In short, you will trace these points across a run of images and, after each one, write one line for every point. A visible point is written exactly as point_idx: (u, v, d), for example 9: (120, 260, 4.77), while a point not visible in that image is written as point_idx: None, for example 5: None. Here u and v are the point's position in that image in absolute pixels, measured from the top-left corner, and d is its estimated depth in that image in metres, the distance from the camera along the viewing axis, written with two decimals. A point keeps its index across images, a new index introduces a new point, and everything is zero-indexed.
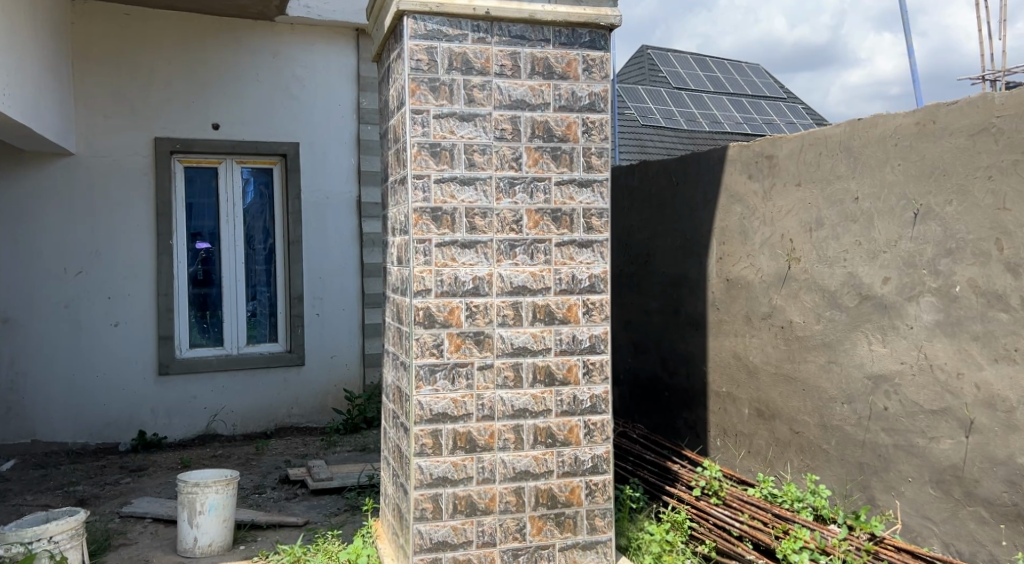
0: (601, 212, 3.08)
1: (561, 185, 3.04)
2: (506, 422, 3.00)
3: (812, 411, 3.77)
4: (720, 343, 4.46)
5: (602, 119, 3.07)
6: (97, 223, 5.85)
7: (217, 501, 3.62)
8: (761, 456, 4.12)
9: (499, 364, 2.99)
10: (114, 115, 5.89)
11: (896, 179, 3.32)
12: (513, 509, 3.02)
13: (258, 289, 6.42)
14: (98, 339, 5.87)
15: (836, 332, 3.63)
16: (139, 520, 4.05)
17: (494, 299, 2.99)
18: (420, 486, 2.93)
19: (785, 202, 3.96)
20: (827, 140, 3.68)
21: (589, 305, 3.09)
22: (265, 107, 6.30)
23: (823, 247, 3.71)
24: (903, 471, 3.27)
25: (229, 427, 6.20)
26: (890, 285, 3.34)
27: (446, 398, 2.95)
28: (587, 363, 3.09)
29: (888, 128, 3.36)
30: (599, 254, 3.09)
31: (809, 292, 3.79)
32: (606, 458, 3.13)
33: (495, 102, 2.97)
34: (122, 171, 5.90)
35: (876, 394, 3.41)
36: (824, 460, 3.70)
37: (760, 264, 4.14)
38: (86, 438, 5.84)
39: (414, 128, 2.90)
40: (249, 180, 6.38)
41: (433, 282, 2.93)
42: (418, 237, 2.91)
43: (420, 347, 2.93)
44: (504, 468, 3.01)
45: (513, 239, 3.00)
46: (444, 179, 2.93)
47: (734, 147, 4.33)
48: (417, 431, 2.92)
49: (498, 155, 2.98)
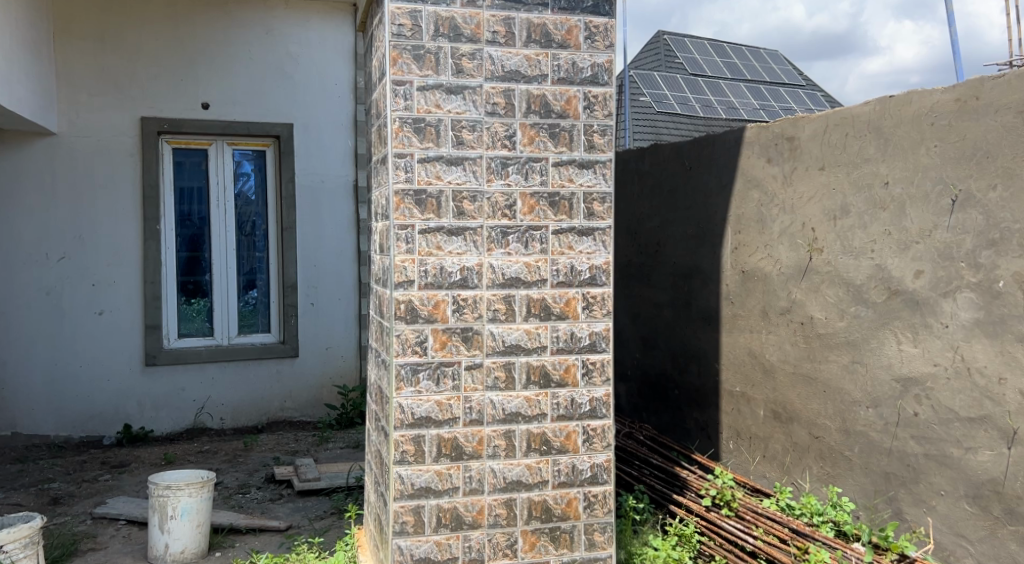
0: (603, 197, 2.78)
1: (560, 166, 2.74)
2: (496, 427, 2.73)
3: (834, 414, 3.47)
4: (735, 340, 4.16)
5: (606, 94, 2.78)
6: (81, 208, 5.61)
7: (190, 504, 3.38)
8: (777, 461, 3.83)
9: (489, 363, 2.71)
10: (98, 93, 5.64)
11: (932, 163, 3.00)
12: (503, 523, 2.75)
13: (251, 277, 6.16)
14: (82, 328, 5.65)
15: (861, 330, 3.33)
16: (111, 523, 3.81)
17: (484, 292, 2.70)
18: (401, 497, 2.66)
19: (807, 187, 3.65)
20: (855, 120, 3.37)
21: (589, 299, 2.79)
22: (258, 86, 6.03)
23: (848, 237, 3.40)
24: (935, 483, 2.98)
25: (219, 421, 5.97)
26: (923, 279, 3.03)
27: (430, 401, 2.68)
28: (587, 363, 2.80)
29: (924, 105, 3.03)
30: (602, 244, 2.79)
31: (832, 286, 3.48)
32: (607, 468, 2.84)
33: (486, 73, 2.68)
34: (106, 152, 5.65)
35: (905, 398, 3.11)
36: (846, 467, 3.40)
37: (780, 256, 3.83)
38: (69, 430, 5.64)
39: (396, 101, 2.61)
40: (241, 163, 6.12)
41: (417, 273, 2.65)
42: (400, 222, 2.62)
43: (402, 343, 2.65)
44: (495, 477, 2.74)
45: (505, 226, 2.71)
46: (429, 158, 2.64)
47: (753, 128, 4.01)
48: (398, 437, 2.65)
49: (489, 132, 2.68)
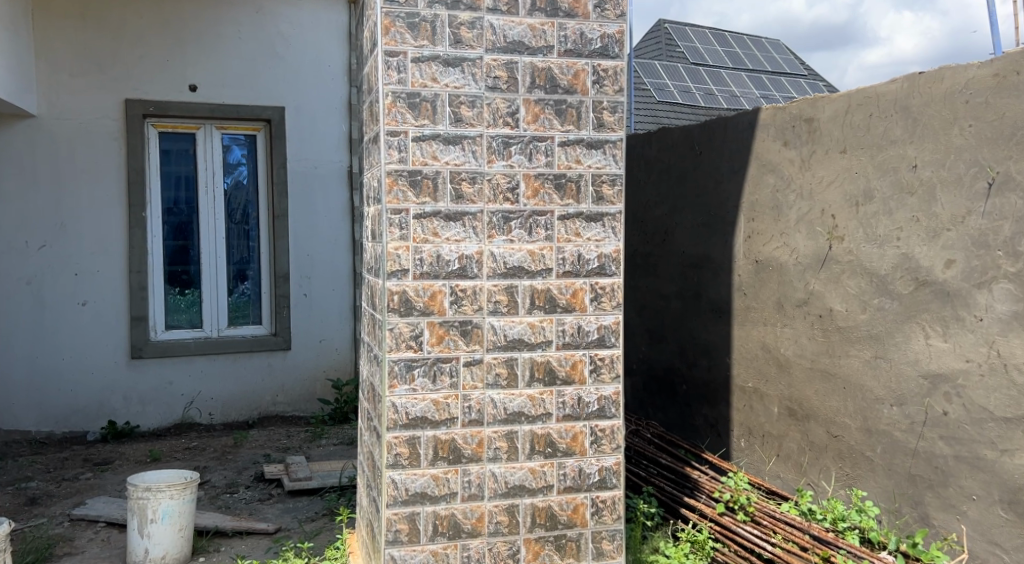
0: (613, 179, 2.57)
1: (566, 146, 2.53)
2: (497, 428, 2.53)
3: (854, 413, 3.27)
4: (747, 333, 3.96)
5: (617, 68, 2.56)
6: (62, 194, 5.39)
7: (172, 507, 3.18)
8: (793, 461, 3.64)
9: (490, 359, 2.51)
10: (81, 74, 5.42)
11: (966, 144, 2.79)
12: (505, 531, 2.55)
13: (242, 267, 5.95)
14: (65, 319, 5.44)
15: (885, 323, 3.13)
16: (91, 525, 3.62)
17: (484, 282, 2.50)
18: (394, 503, 2.46)
19: (827, 171, 3.44)
20: (879, 99, 3.16)
21: (598, 290, 2.59)
22: (248, 68, 5.80)
23: (871, 225, 3.19)
24: (966, 487, 2.78)
25: (208, 416, 5.77)
26: (955, 269, 2.83)
27: (426, 400, 2.48)
28: (595, 360, 2.60)
29: (958, 81, 2.82)
30: (611, 230, 2.58)
31: (853, 276, 3.28)
32: (616, 471, 2.64)
33: (487, 44, 2.46)
34: (88, 135, 5.44)
35: (934, 396, 2.91)
36: (867, 469, 3.21)
37: (796, 245, 3.62)
38: (52, 425, 5.44)
39: (388, 73, 2.39)
40: (231, 148, 5.89)
41: (412, 261, 2.44)
42: (393, 205, 2.41)
43: (396, 338, 2.44)
44: (495, 482, 2.53)
45: (508, 210, 2.50)
46: (424, 137, 2.43)
47: (768, 109, 3.80)
48: (391, 439, 2.45)
49: (490, 109, 2.47)
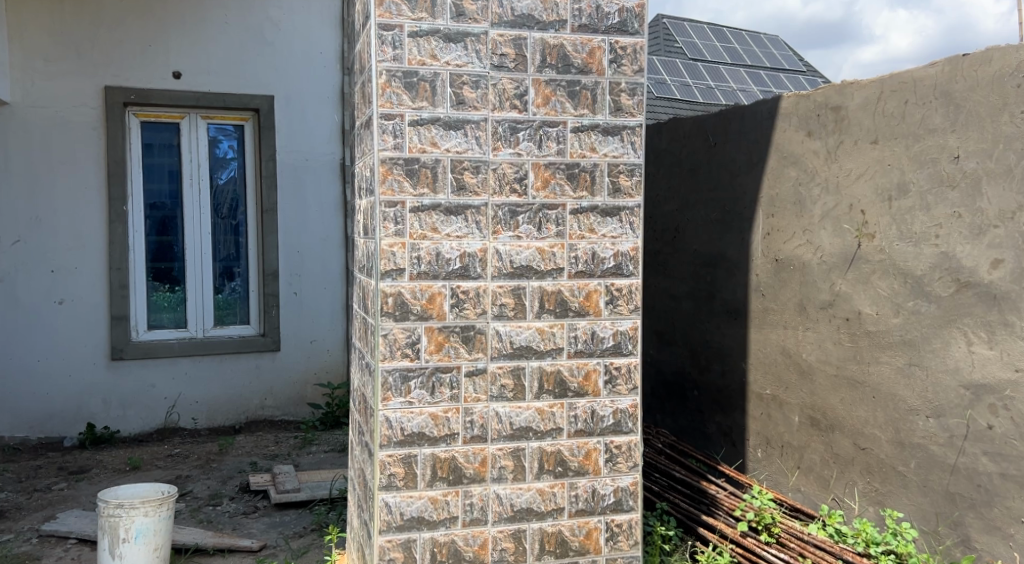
0: (631, 169, 2.32)
1: (580, 132, 2.27)
2: (502, 445, 2.27)
3: (885, 424, 3.03)
4: (765, 336, 3.72)
5: (636, 45, 2.31)
6: (39, 186, 5.13)
7: (146, 525, 2.93)
8: (816, 474, 3.39)
9: (494, 369, 2.26)
10: (57, 60, 5.15)
11: (1018, 132, 2.53)
12: (510, 559, 2.30)
13: (229, 264, 5.69)
14: (41, 319, 5.18)
15: (921, 329, 2.88)
16: (61, 542, 3.35)
17: (488, 284, 2.24)
18: (388, 530, 2.21)
19: (856, 163, 3.19)
20: (917, 84, 2.91)
21: (613, 292, 2.34)
22: (235, 54, 5.53)
23: (906, 221, 2.94)
24: (1013, 508, 2.54)
25: (192, 421, 5.51)
26: (1002, 269, 2.58)
27: (424, 414, 2.22)
28: (610, 369, 2.35)
29: (1008, 62, 2.57)
30: (629, 226, 2.33)
31: (884, 276, 3.03)
32: (633, 492, 2.39)
33: (493, 18, 2.20)
34: (67, 124, 5.16)
35: (977, 408, 2.67)
36: (899, 485, 2.97)
37: (821, 243, 3.38)
38: (27, 430, 5.17)
39: (383, 48, 2.13)
40: (217, 138, 5.62)
41: (408, 260, 2.18)
42: (386, 197, 2.16)
43: (390, 345, 2.19)
44: (500, 505, 2.28)
45: (515, 203, 2.24)
46: (423, 121, 2.17)
47: (790, 97, 3.55)
48: (384, 458, 2.20)
49: (495, 90, 2.21)
